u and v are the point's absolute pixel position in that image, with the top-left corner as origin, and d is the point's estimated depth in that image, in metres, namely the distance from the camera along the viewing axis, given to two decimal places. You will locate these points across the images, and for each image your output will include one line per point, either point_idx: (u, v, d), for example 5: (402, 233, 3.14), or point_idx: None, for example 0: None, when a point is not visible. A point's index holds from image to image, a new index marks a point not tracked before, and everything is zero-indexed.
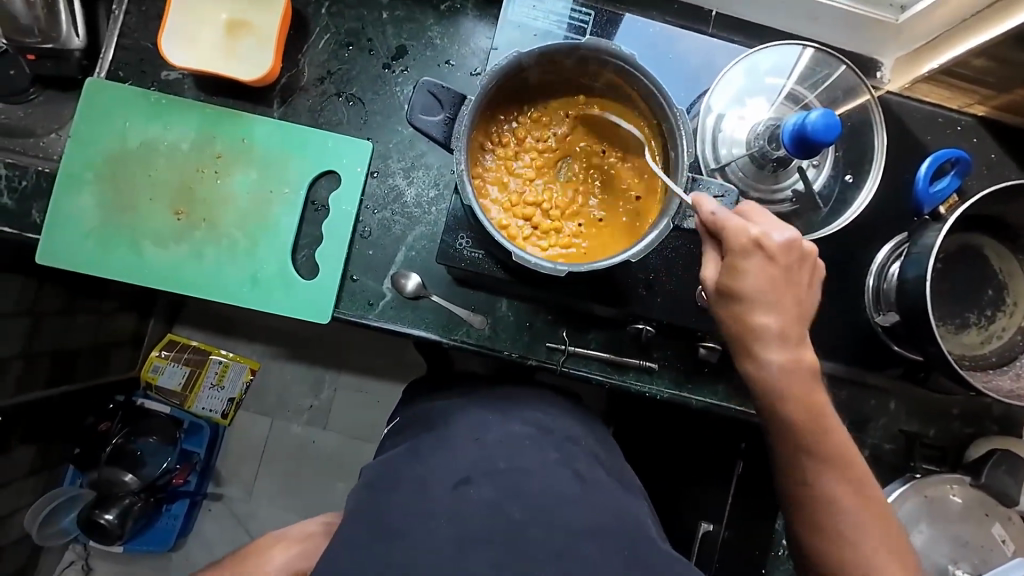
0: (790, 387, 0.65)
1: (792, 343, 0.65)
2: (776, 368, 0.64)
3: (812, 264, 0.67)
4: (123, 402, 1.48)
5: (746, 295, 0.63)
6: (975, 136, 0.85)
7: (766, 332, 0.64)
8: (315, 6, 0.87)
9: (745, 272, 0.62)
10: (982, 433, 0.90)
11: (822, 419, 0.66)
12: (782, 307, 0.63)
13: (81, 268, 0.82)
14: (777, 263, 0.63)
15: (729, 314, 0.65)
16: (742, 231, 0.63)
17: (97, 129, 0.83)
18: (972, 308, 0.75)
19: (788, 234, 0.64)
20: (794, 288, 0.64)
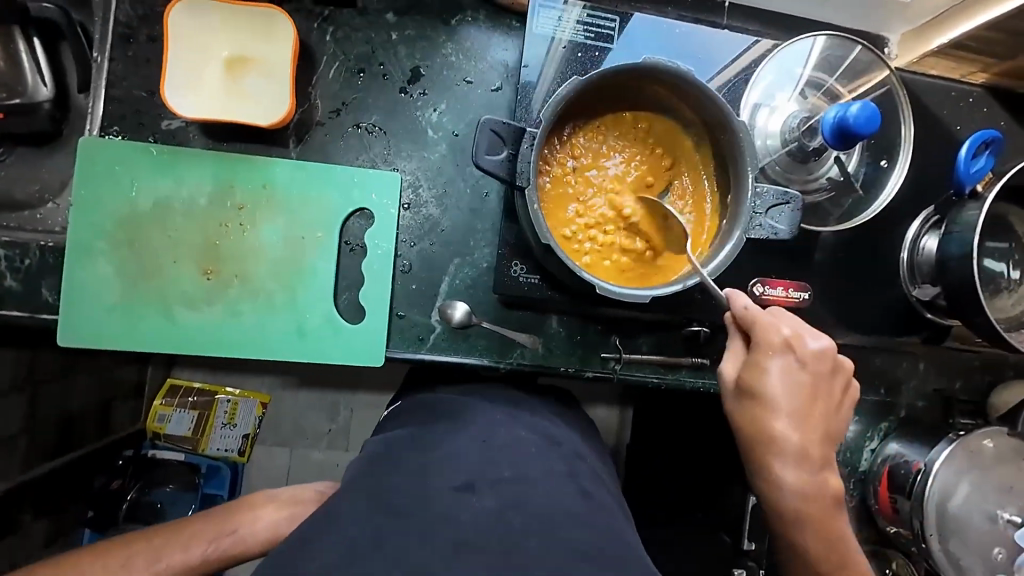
0: (807, 508, 0.68)
1: (813, 461, 0.68)
2: (793, 485, 0.68)
3: (839, 379, 0.71)
4: (132, 456, 1.40)
5: (763, 394, 0.67)
6: (985, 105, 0.89)
7: (787, 441, 0.67)
8: (319, 33, 0.82)
9: (771, 373, 0.67)
10: (1001, 380, 0.97)
11: (842, 547, 0.70)
12: (804, 419, 0.67)
13: (111, 345, 0.77)
14: (800, 368, 0.67)
15: (748, 413, 0.68)
16: (774, 333, 0.67)
17: (102, 194, 0.77)
18: (1002, 273, 0.79)
19: (820, 344, 0.68)
20: (817, 398, 0.68)
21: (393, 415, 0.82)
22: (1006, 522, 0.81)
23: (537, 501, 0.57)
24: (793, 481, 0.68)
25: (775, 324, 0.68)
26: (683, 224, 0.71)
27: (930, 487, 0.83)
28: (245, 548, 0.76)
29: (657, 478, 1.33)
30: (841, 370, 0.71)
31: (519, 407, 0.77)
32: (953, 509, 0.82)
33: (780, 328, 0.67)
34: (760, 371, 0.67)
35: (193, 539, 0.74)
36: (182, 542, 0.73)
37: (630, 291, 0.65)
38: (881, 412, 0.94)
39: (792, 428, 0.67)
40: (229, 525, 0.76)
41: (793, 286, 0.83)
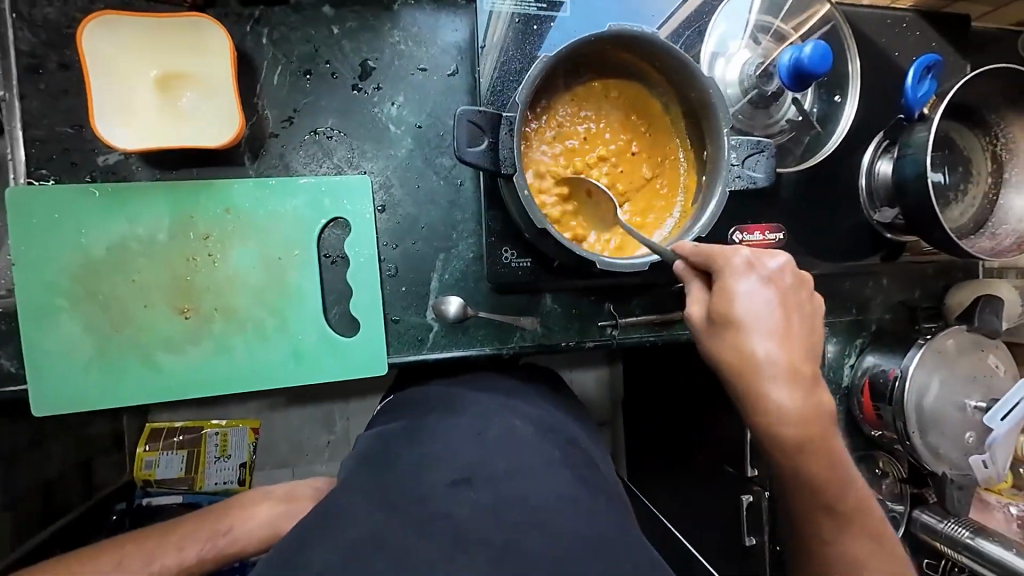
0: (805, 432, 0.62)
1: (804, 379, 0.62)
2: (785, 407, 0.61)
3: (810, 296, 0.66)
4: (126, 508, 1.34)
5: (740, 320, 0.62)
6: (917, 29, 0.91)
7: (770, 362, 0.61)
8: (254, 37, 0.76)
9: (740, 295, 0.62)
10: (953, 282, 1.06)
11: (837, 468, 0.65)
12: (784, 335, 0.62)
13: (97, 405, 0.72)
14: (770, 285, 0.63)
15: (726, 346, 0.62)
16: (734, 256, 0.63)
17: (49, 247, 0.70)
18: (948, 188, 0.86)
19: (779, 259, 0.65)
20: (794, 311, 0.63)
21: (385, 414, 0.82)
22: (973, 409, 0.90)
23: (536, 493, 0.57)
24: (787, 404, 0.61)
25: (730, 248, 0.64)
26: (665, 184, 0.72)
27: (907, 391, 0.91)
28: (245, 544, 0.76)
29: (664, 424, 1.39)
30: (808, 284, 0.67)
31: (515, 396, 0.78)
32: (928, 405, 0.91)
33: (738, 250, 0.63)
34: (727, 296, 0.62)
35: (185, 540, 0.74)
36: (174, 544, 0.73)
37: (629, 260, 0.66)
38: (853, 330, 1.02)
39: (773, 347, 0.61)
40: (223, 524, 0.76)
41: (769, 228, 0.88)
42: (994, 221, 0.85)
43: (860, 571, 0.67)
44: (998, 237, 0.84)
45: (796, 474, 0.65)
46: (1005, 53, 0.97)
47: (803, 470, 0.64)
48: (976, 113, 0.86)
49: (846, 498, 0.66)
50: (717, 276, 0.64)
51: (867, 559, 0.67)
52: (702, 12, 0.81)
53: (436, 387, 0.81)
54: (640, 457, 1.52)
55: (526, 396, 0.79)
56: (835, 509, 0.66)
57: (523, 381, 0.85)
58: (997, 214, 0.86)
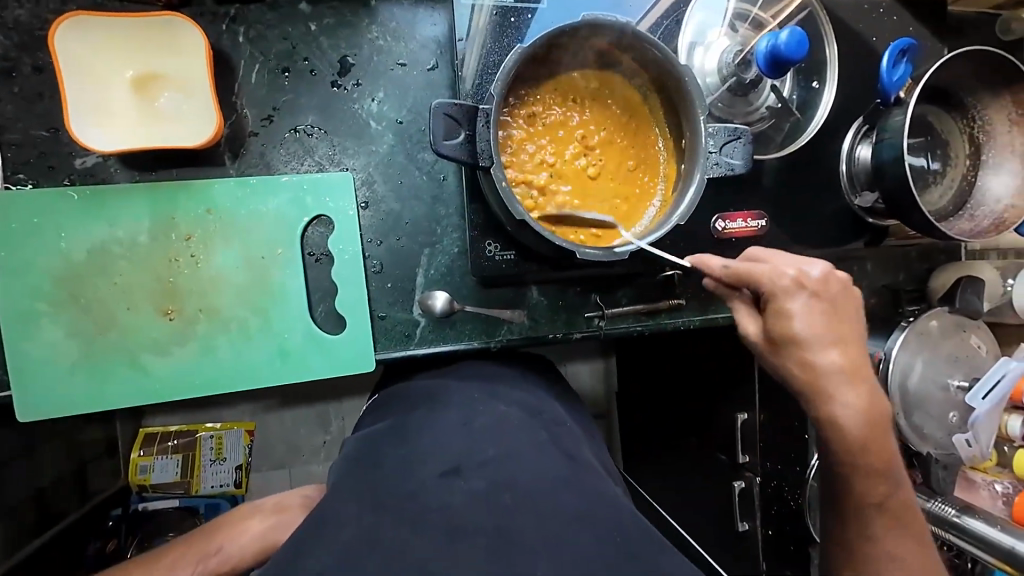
0: (870, 435, 0.64)
1: (863, 382, 0.64)
2: (851, 417, 0.64)
3: (859, 300, 0.66)
4: (122, 514, 1.34)
5: (800, 339, 0.63)
6: (895, 14, 0.92)
7: (831, 373, 0.63)
8: (230, 35, 0.76)
9: (795, 315, 0.63)
10: (938, 265, 1.06)
11: (891, 470, 0.66)
12: (840, 346, 0.63)
13: (83, 409, 0.72)
14: (823, 299, 0.63)
15: (789, 365, 0.65)
16: (782, 274, 0.63)
17: (29, 252, 0.70)
18: (926, 171, 0.87)
19: (825, 267, 0.64)
20: (845, 318, 0.64)
21: (374, 410, 0.82)
22: (955, 389, 0.92)
23: (527, 475, 0.58)
24: (852, 413, 0.64)
25: (775, 268, 0.64)
26: (645, 173, 0.72)
27: (891, 373, 0.92)
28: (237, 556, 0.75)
29: (656, 414, 1.40)
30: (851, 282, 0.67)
31: (504, 385, 0.78)
32: (912, 386, 0.92)
33: (784, 267, 0.64)
34: (783, 317, 0.63)
35: (179, 561, 0.76)
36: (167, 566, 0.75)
37: (609, 250, 0.66)
38: None
39: (831, 362, 0.63)
40: (213, 544, 0.76)
41: (752, 215, 0.89)
42: (973, 202, 0.86)
43: (904, 571, 0.66)
44: (977, 218, 0.85)
45: (861, 481, 0.66)
46: (981, 36, 0.98)
47: (866, 476, 0.65)
48: (953, 95, 0.87)
49: (894, 498, 0.66)
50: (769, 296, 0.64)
51: (910, 557, 0.66)
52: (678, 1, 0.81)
53: (423, 382, 0.80)
54: (634, 449, 1.52)
55: (516, 385, 0.79)
56: (886, 511, 0.66)
57: (515, 371, 0.85)
58: (976, 196, 0.86)
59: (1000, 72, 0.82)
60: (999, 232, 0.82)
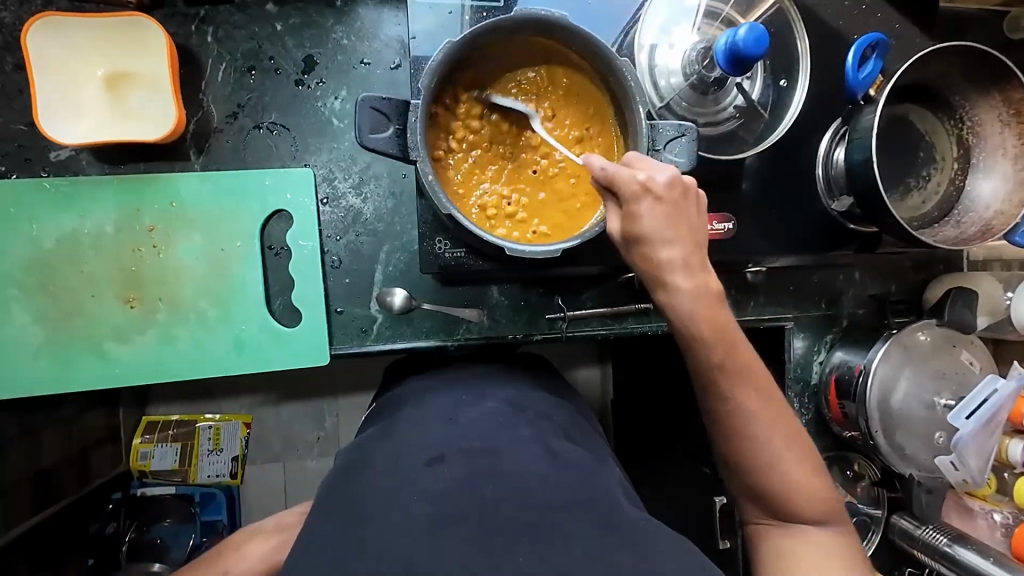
0: (701, 310, 0.65)
1: (698, 264, 0.65)
2: (686, 296, 0.64)
3: (699, 198, 0.66)
4: (122, 498, 1.37)
5: (648, 236, 0.63)
6: (879, 11, 0.88)
7: (671, 261, 0.63)
8: (199, 36, 0.79)
9: (643, 216, 0.62)
10: (933, 276, 1.00)
11: (729, 336, 0.66)
12: (680, 242, 0.63)
13: (49, 391, 0.75)
14: (665, 202, 0.62)
15: (636, 257, 0.65)
16: (632, 177, 0.61)
17: (4, 240, 0.74)
18: (908, 174, 0.82)
19: (669, 172, 0.63)
20: (686, 220, 0.64)
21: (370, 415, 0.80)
22: (942, 407, 0.85)
23: (509, 460, 0.58)
24: (685, 290, 0.64)
25: (628, 172, 0.61)
26: None
27: (870, 388, 0.87)
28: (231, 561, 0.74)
29: (646, 425, 1.35)
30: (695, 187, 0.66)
31: (479, 382, 0.77)
32: (895, 403, 0.86)
33: (633, 171, 0.61)
34: (631, 217, 0.62)
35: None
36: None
37: (544, 248, 0.65)
38: (825, 325, 0.97)
39: (670, 253, 0.63)
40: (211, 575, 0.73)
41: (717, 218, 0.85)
42: (960, 208, 0.81)
43: (750, 426, 0.67)
44: (963, 224, 0.80)
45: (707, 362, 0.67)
46: (984, 35, 0.93)
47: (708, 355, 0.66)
48: (940, 94, 0.82)
49: (733, 363, 0.67)
50: (621, 201, 0.63)
51: (756, 411, 0.67)
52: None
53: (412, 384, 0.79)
54: (627, 463, 1.45)
55: (496, 378, 0.78)
56: (729, 375, 0.67)
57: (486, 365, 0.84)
58: (963, 202, 0.81)
59: (985, 69, 0.77)
60: (985, 239, 0.76)
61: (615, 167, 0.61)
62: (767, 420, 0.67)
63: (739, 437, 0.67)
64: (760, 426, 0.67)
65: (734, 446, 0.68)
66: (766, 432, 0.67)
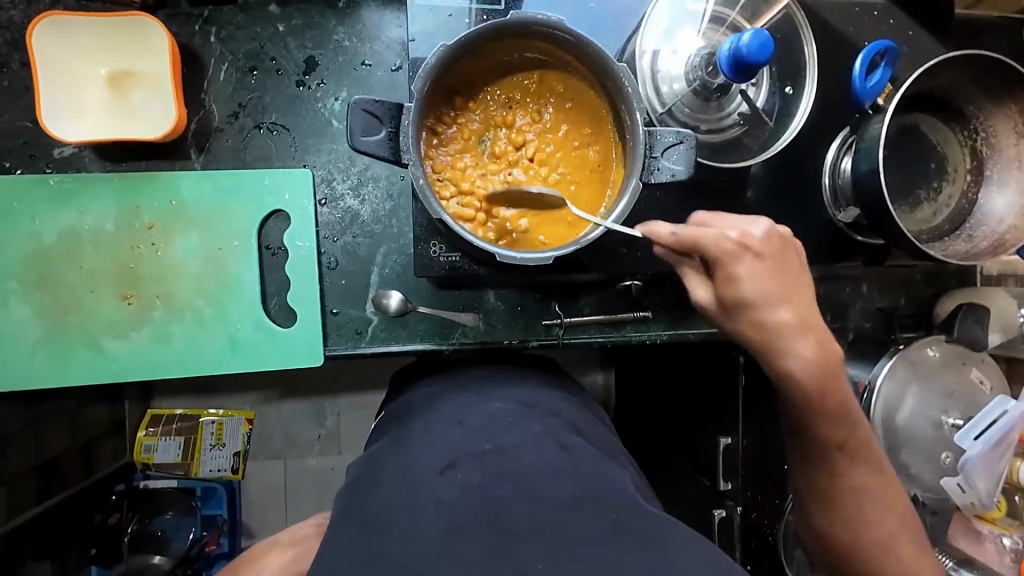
0: (825, 382, 0.63)
1: (817, 331, 0.63)
2: (804, 360, 0.62)
3: (799, 248, 0.64)
4: (125, 489, 1.36)
5: (752, 298, 0.61)
6: (891, 18, 0.86)
7: (784, 329, 0.62)
8: (202, 35, 0.79)
9: (744, 278, 0.60)
10: (944, 290, 0.96)
11: (848, 410, 0.66)
12: (790, 300, 0.62)
13: (45, 384, 0.76)
14: (766, 258, 0.60)
15: (743, 323, 0.63)
16: (723, 238, 0.60)
17: (6, 235, 0.75)
18: (919, 185, 0.80)
19: (764, 225, 0.62)
20: (791, 272, 0.62)
21: (381, 422, 0.79)
22: (950, 426, 0.82)
23: (521, 461, 0.58)
24: (804, 356, 0.62)
25: (718, 232, 0.60)
26: (596, 175, 0.70)
27: (874, 405, 0.84)
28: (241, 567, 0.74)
29: (646, 435, 1.33)
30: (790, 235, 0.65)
31: (475, 386, 0.76)
32: (900, 421, 0.84)
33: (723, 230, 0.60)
34: (729, 280, 0.61)
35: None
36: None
37: (537, 255, 0.64)
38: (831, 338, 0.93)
39: (778, 314, 0.61)
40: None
41: None
42: (972, 222, 0.79)
43: (863, 500, 0.71)
44: (975, 239, 0.77)
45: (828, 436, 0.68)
46: (1002, 42, 0.90)
47: (829, 428, 0.67)
48: (954, 103, 0.79)
49: (853, 438, 0.68)
50: (716, 264, 0.61)
51: (868, 488, 0.70)
52: (630, 6, 0.82)
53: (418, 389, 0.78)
54: None
55: (499, 380, 0.77)
56: (848, 453, 0.69)
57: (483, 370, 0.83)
58: (976, 215, 0.79)
59: (1000, 78, 0.74)
60: (996, 254, 0.73)
61: (699, 230, 0.60)
62: (877, 498, 0.71)
63: (849, 513, 0.71)
64: (868, 505, 0.71)
65: (844, 520, 0.72)
66: (878, 509, 0.71)
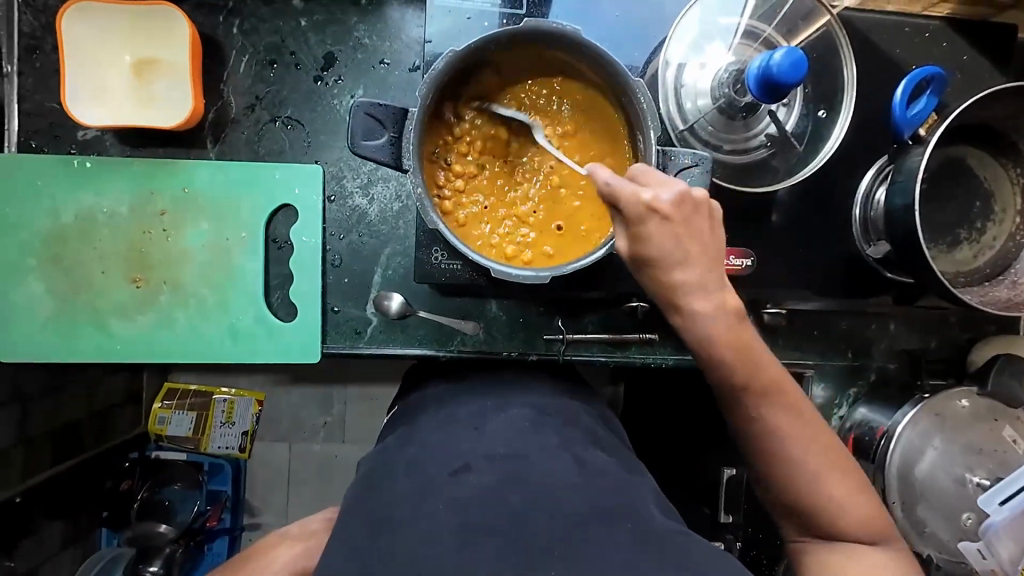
0: (722, 334, 0.61)
1: (713, 287, 0.61)
2: (707, 319, 0.61)
3: (713, 211, 0.61)
4: (138, 457, 1.39)
5: (655, 257, 0.59)
6: (945, 40, 0.80)
7: (686, 288, 0.60)
8: (226, 27, 0.80)
9: (651, 237, 0.58)
10: (982, 336, 0.89)
11: (752, 357, 0.62)
12: (693, 261, 0.60)
13: (53, 358, 0.79)
14: (674, 221, 0.58)
15: (646, 279, 0.61)
16: (635, 196, 0.57)
17: (28, 211, 0.77)
18: (962, 224, 0.74)
19: (678, 189, 0.58)
20: (697, 238, 0.60)
21: (389, 422, 0.78)
22: (974, 485, 0.76)
23: (535, 471, 0.56)
24: (703, 315, 0.61)
25: (633, 191, 0.57)
26: None
27: (892, 454, 0.78)
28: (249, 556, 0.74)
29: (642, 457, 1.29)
30: (708, 200, 0.61)
31: (478, 393, 0.74)
32: (919, 474, 0.77)
33: (636, 188, 0.57)
34: (637, 237, 0.58)
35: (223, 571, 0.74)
36: None
37: (532, 271, 0.62)
38: (850, 378, 0.88)
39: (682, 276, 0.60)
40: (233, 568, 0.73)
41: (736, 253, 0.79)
42: (1018, 266, 0.72)
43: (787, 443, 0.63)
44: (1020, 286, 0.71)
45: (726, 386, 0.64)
46: None
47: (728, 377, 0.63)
48: (1009, 137, 0.73)
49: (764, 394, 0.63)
50: (625, 221, 0.59)
51: (787, 429, 0.63)
52: (656, 16, 0.78)
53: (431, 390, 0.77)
54: None
55: (498, 388, 0.74)
56: (766, 411, 0.63)
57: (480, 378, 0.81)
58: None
59: None
60: None
61: (619, 183, 0.57)
62: (802, 439, 0.63)
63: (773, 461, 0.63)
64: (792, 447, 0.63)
65: (774, 470, 0.64)
66: (814, 460, 0.62)
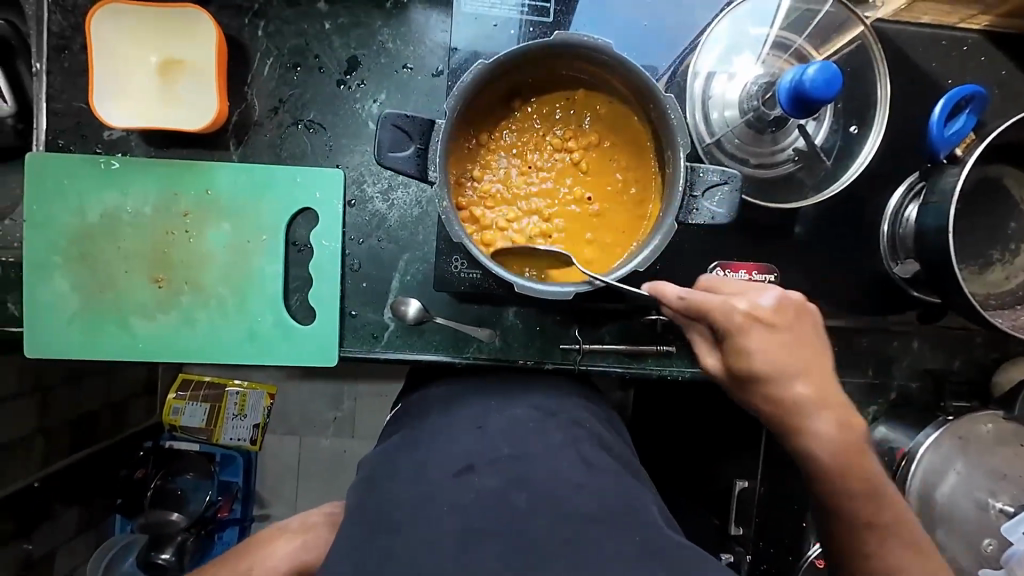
0: (839, 453, 0.61)
1: (834, 406, 0.61)
2: (819, 436, 0.61)
3: (811, 316, 0.62)
4: (151, 448, 1.39)
5: (761, 371, 0.59)
6: (982, 54, 0.78)
7: (797, 403, 0.60)
8: (251, 28, 0.80)
9: (754, 351, 0.58)
10: (1008, 357, 0.87)
11: (862, 473, 0.62)
12: (803, 373, 0.60)
13: (75, 354, 0.80)
14: (780, 329, 0.59)
15: (754, 395, 0.61)
16: (730, 309, 0.58)
17: (54, 209, 0.78)
18: (995, 244, 0.72)
19: (773, 295, 0.60)
20: (805, 347, 0.60)
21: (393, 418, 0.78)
22: (997, 511, 0.75)
23: (548, 481, 0.56)
24: (819, 433, 0.61)
25: (725, 301, 0.58)
26: (630, 207, 0.67)
27: (912, 476, 0.77)
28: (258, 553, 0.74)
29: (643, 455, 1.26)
30: (805, 302, 0.63)
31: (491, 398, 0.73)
32: (939, 497, 0.76)
33: (733, 300, 0.58)
34: (740, 352, 0.59)
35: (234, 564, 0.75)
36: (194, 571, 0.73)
37: (557, 287, 0.62)
38: (869, 395, 0.86)
39: (791, 389, 0.60)
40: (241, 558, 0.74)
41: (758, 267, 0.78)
42: None
43: (887, 543, 0.63)
44: None
45: (845, 496, 0.63)
46: None
47: (847, 488, 0.63)
48: None
49: (884, 510, 0.63)
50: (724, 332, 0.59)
51: (893, 535, 0.63)
52: (685, 25, 0.77)
53: (431, 392, 0.78)
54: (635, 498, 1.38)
55: (512, 394, 0.74)
56: (866, 514, 0.63)
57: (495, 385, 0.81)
58: None
59: None
60: None
61: (706, 296, 0.58)
62: (898, 539, 0.63)
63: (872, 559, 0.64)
64: (887, 547, 0.63)
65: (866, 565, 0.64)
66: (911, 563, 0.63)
